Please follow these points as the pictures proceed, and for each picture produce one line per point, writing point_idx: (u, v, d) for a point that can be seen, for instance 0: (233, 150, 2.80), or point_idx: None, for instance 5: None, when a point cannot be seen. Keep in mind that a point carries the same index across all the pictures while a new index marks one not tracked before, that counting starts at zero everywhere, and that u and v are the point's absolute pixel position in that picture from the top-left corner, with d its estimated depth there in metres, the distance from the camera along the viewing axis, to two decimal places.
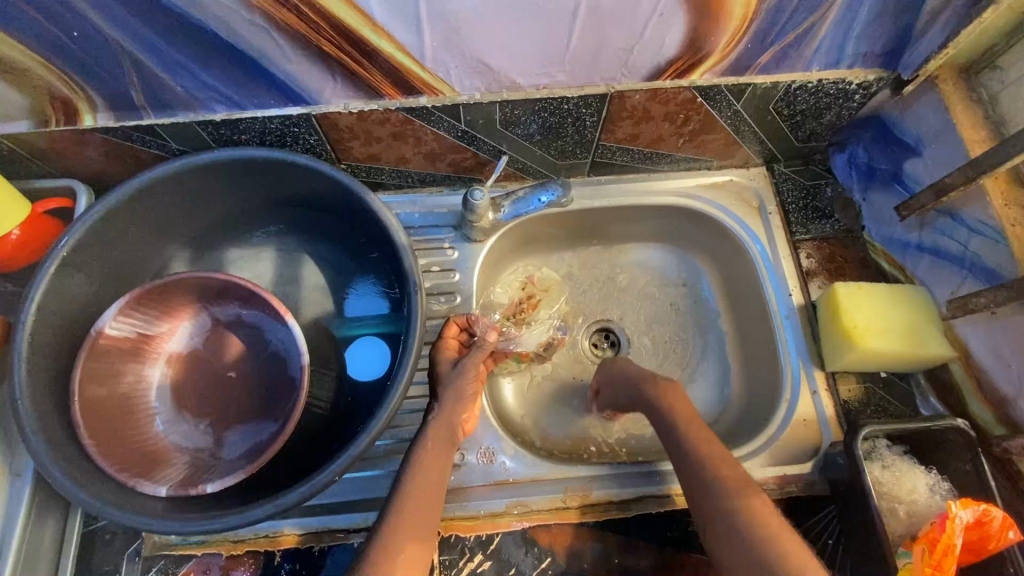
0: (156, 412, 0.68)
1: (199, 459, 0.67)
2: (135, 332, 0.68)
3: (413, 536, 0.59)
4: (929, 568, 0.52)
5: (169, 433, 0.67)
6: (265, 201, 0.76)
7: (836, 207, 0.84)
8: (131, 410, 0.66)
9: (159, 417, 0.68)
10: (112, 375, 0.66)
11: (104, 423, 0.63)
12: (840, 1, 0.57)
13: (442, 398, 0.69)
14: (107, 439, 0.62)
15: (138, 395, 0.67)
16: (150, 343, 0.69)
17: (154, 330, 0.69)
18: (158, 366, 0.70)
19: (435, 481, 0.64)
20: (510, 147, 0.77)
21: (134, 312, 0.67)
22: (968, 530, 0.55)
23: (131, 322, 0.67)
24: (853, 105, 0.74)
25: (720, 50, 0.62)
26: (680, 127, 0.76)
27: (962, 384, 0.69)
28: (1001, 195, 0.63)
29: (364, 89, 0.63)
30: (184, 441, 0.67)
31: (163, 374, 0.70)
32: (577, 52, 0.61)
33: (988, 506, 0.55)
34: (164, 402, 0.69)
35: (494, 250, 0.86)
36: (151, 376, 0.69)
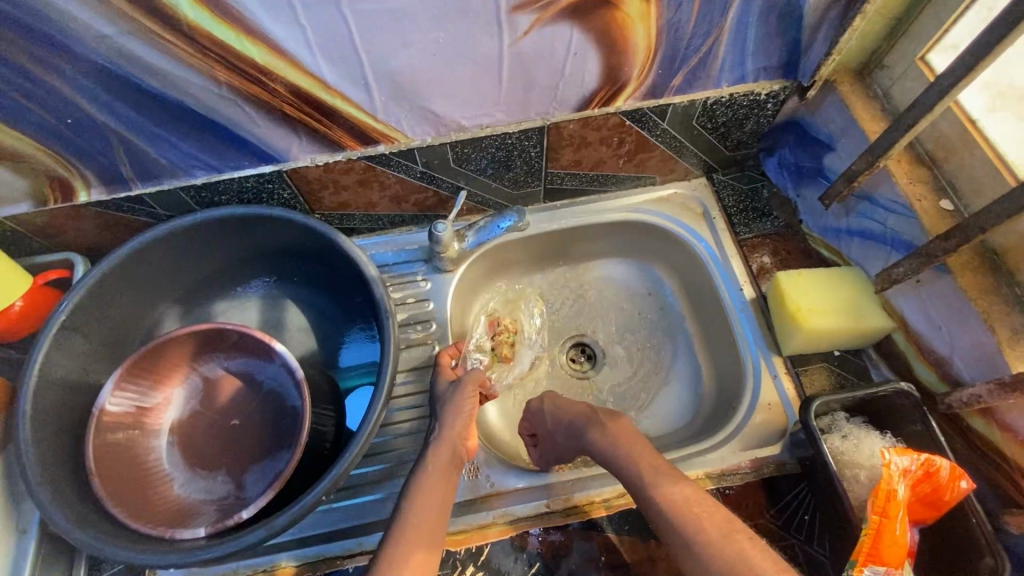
0: (173, 477, 0.71)
1: (224, 505, 0.70)
2: (133, 405, 0.72)
3: (421, 521, 0.60)
4: (875, 513, 0.56)
5: (189, 492, 0.71)
6: (251, 255, 0.82)
7: (774, 206, 0.91)
8: (146, 477, 0.70)
9: (177, 480, 0.71)
10: (122, 447, 0.70)
11: (124, 493, 0.67)
12: (728, 26, 0.66)
13: (443, 417, 0.70)
14: (130, 506, 0.66)
15: (148, 462, 0.71)
16: (148, 415, 0.73)
17: (150, 402, 0.74)
18: (163, 435, 0.73)
19: (444, 479, 0.65)
20: (467, 183, 0.84)
21: (129, 385, 0.72)
22: (919, 482, 0.58)
23: (128, 396, 0.72)
24: (768, 113, 0.83)
25: (636, 78, 0.71)
26: (617, 149, 0.84)
27: (907, 352, 0.73)
28: (906, 175, 0.70)
29: (327, 143, 0.71)
30: (206, 494, 0.71)
31: (170, 443, 0.73)
32: (510, 93, 0.69)
33: (932, 456, 0.58)
34: (177, 466, 0.72)
35: (466, 278, 0.92)
36: (160, 447, 0.73)
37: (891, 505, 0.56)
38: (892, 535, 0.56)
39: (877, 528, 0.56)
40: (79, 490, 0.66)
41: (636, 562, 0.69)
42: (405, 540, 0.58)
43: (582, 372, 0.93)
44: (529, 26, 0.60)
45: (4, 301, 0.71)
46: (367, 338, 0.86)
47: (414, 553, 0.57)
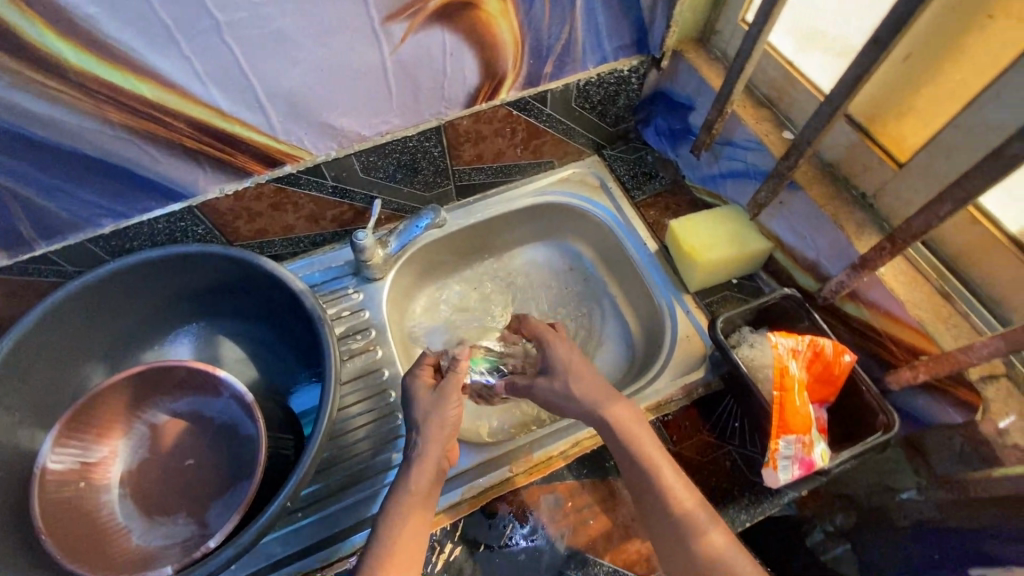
0: (130, 528, 0.72)
1: (188, 544, 0.70)
2: (77, 461, 0.72)
3: (406, 519, 0.62)
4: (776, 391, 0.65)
5: (150, 540, 0.71)
6: (175, 298, 0.82)
7: (659, 168, 1.02)
8: (102, 531, 0.70)
9: (134, 532, 0.72)
10: (73, 506, 0.70)
11: (81, 550, 0.67)
12: (578, 13, 0.76)
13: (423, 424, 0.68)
14: (88, 560, 0.66)
15: (101, 517, 0.71)
16: (94, 470, 0.73)
17: (94, 456, 0.74)
18: (114, 487, 0.74)
19: (425, 482, 0.64)
20: (380, 192, 0.89)
21: (70, 440, 0.72)
22: (812, 363, 0.68)
23: (70, 452, 0.72)
24: (635, 87, 0.94)
25: (512, 70, 0.80)
26: (512, 139, 0.92)
27: (787, 265, 0.84)
28: (752, 117, 0.82)
29: (232, 171, 0.74)
30: (167, 539, 0.71)
31: (122, 495, 0.74)
32: (401, 98, 0.75)
33: (819, 339, 0.68)
34: (133, 518, 0.72)
35: (396, 283, 0.96)
36: (111, 501, 0.73)
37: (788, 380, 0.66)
38: (794, 406, 0.65)
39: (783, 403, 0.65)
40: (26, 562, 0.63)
41: (600, 499, 0.74)
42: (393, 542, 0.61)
43: None
44: (404, 33, 0.67)
45: None
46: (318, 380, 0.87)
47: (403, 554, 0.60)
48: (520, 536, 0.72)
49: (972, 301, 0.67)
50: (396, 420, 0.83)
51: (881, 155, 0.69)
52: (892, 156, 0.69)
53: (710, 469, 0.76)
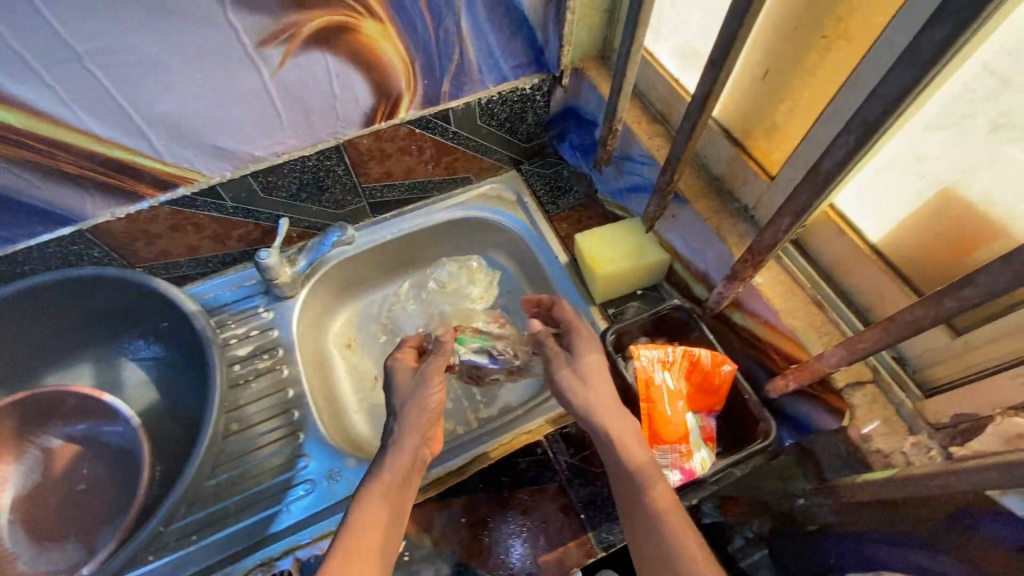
0: (15, 555, 0.71)
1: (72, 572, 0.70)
2: None
3: (378, 505, 0.62)
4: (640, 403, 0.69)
5: (35, 566, 0.71)
6: (75, 322, 0.81)
7: (574, 182, 1.04)
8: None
9: (21, 557, 0.71)
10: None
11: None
12: (466, 34, 0.77)
13: (405, 410, 0.69)
14: None
15: None
16: None
17: None
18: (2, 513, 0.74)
19: (393, 474, 0.64)
20: (286, 211, 0.89)
21: None
22: (689, 374, 0.71)
23: None
24: (541, 104, 0.96)
25: (407, 90, 0.81)
26: (420, 156, 0.93)
27: (685, 277, 0.86)
28: (646, 132, 0.84)
29: (121, 194, 0.74)
30: (54, 565, 0.71)
31: (11, 521, 0.74)
32: (291, 119, 0.76)
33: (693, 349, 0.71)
34: (21, 544, 0.72)
35: (310, 300, 0.96)
36: None
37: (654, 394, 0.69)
38: (662, 418, 0.69)
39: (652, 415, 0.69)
40: None
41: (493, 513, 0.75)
42: (361, 525, 0.60)
43: None
44: (281, 57, 0.68)
45: None
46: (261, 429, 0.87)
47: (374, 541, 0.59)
48: (412, 554, 0.72)
49: (844, 310, 0.69)
50: (299, 439, 0.83)
51: (756, 169, 0.71)
52: (765, 170, 0.71)
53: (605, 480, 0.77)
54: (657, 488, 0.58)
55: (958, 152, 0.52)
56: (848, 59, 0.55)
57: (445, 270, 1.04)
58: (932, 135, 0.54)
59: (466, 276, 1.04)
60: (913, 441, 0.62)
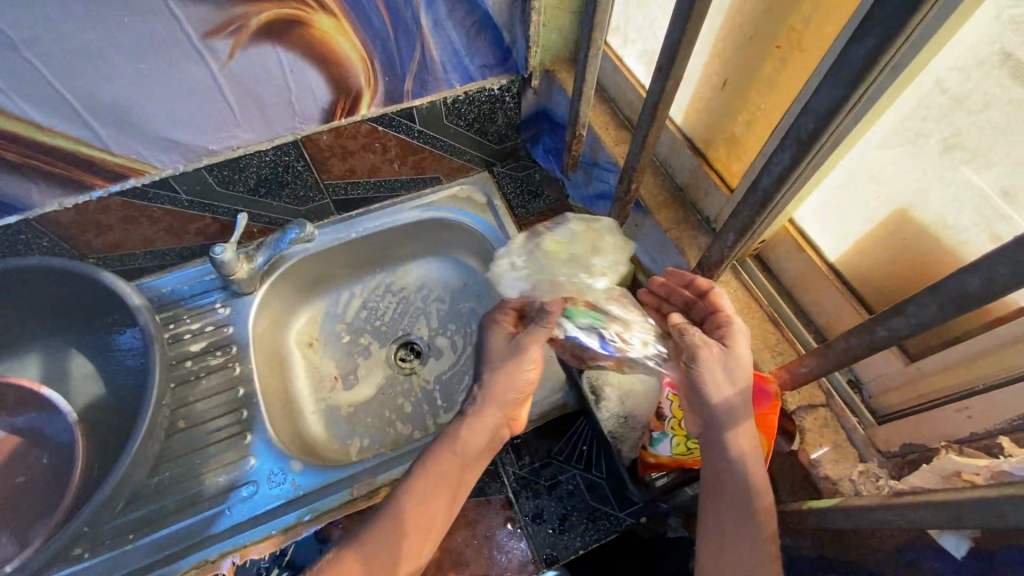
0: None
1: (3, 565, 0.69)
2: None
3: (434, 488, 0.62)
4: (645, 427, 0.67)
5: None
6: (20, 313, 0.79)
7: (546, 186, 1.02)
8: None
9: None
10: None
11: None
12: (427, 32, 0.75)
13: (488, 381, 0.67)
14: None
15: None
16: None
17: None
18: None
19: (449, 456, 0.64)
20: (245, 206, 0.88)
21: None
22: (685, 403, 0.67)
23: None
24: (512, 105, 0.94)
25: (367, 86, 0.79)
26: (385, 155, 0.92)
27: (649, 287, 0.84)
28: (612, 138, 0.82)
29: (67, 184, 0.73)
30: None
31: None
32: (245, 113, 0.75)
33: None
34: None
35: (270, 296, 0.95)
36: None
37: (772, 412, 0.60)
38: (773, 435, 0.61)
39: (769, 429, 0.61)
40: None
41: None
42: (401, 517, 0.61)
43: (410, 368, 0.98)
44: (230, 49, 0.66)
45: None
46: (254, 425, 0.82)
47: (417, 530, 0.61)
48: None
49: (801, 329, 0.66)
50: (246, 440, 0.81)
51: (716, 181, 0.69)
52: (725, 181, 0.69)
53: (553, 493, 0.74)
54: (760, 490, 0.55)
55: (911, 171, 0.50)
56: (801, 70, 0.53)
57: (565, 230, 0.79)
58: (885, 154, 0.51)
59: (590, 242, 0.78)
60: (861, 469, 0.60)
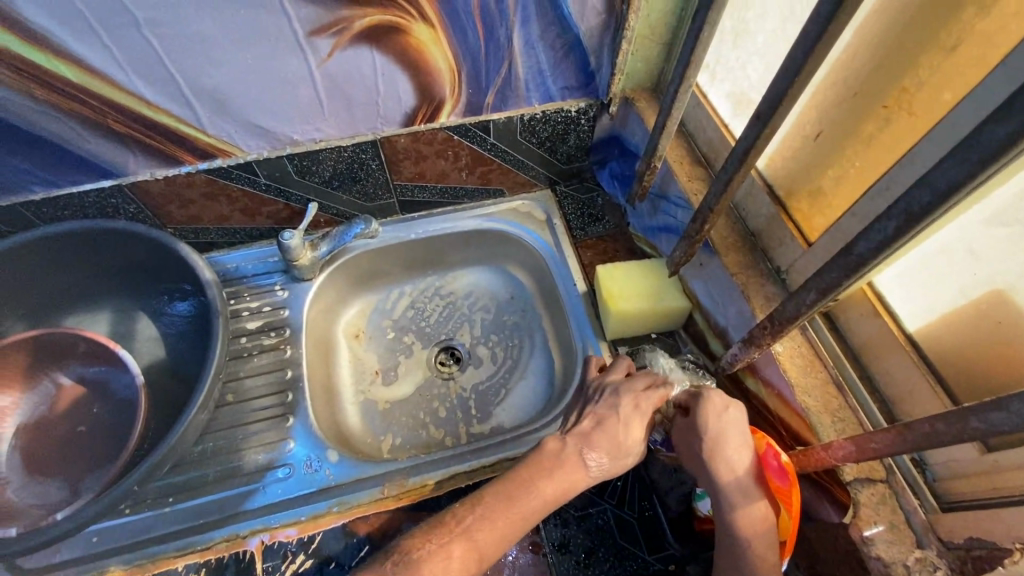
0: (8, 480, 0.73)
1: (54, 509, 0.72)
2: None
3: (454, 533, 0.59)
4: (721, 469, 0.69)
5: (22, 496, 0.73)
6: (104, 271, 0.85)
7: (607, 211, 1.02)
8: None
9: (11, 484, 0.73)
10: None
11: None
12: (517, 50, 0.76)
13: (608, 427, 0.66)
14: None
15: None
16: None
17: None
18: (7, 436, 0.76)
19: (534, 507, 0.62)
20: (317, 197, 0.91)
21: None
22: None
23: None
24: (586, 128, 0.94)
25: (450, 96, 0.81)
26: (455, 163, 0.93)
27: (704, 329, 0.82)
28: (686, 173, 0.81)
29: (161, 158, 0.77)
30: (39, 498, 0.73)
31: (13, 446, 0.76)
32: (333, 110, 0.77)
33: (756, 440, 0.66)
34: (13, 470, 0.74)
35: (326, 286, 0.97)
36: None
37: (793, 489, 0.61)
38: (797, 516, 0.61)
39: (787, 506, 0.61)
40: None
41: None
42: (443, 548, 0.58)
43: (448, 373, 0.99)
44: (330, 49, 0.69)
45: None
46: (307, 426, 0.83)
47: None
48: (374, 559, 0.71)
49: (865, 397, 0.63)
50: (288, 423, 0.83)
51: (793, 232, 0.67)
52: (802, 232, 0.67)
53: (581, 524, 0.73)
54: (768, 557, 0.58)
55: (1018, 253, 0.47)
56: (906, 134, 0.51)
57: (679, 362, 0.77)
58: (989, 232, 0.49)
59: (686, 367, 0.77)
60: (918, 556, 0.57)
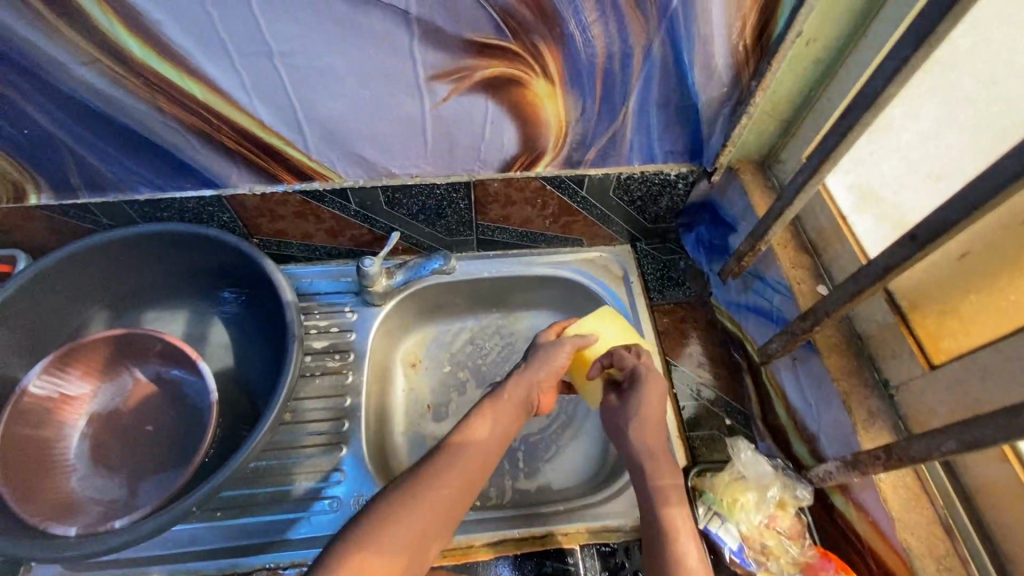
0: (73, 469, 0.74)
1: (112, 508, 0.72)
2: (57, 392, 0.76)
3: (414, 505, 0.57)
4: None
5: (83, 489, 0.73)
6: (189, 273, 0.86)
7: (688, 277, 0.97)
8: (47, 464, 0.72)
9: (76, 474, 0.74)
10: (33, 433, 0.73)
11: (17, 473, 0.69)
12: (630, 112, 0.74)
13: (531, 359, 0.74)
14: (20, 485, 0.68)
15: (54, 452, 0.74)
16: (67, 404, 0.77)
17: (74, 391, 0.78)
18: (79, 426, 0.77)
19: (468, 474, 0.61)
20: (401, 226, 0.90)
21: (57, 371, 0.76)
22: None
23: (53, 381, 0.76)
24: (681, 192, 0.90)
25: (552, 148, 0.79)
26: (541, 210, 0.91)
27: (788, 428, 0.77)
28: (790, 259, 0.76)
29: (263, 176, 0.78)
30: (99, 493, 0.73)
31: (83, 435, 0.77)
32: (435, 149, 0.77)
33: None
34: (82, 460, 0.75)
35: (393, 314, 0.97)
36: (71, 438, 0.76)
37: None
38: None
39: None
40: None
41: None
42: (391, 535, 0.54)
43: None
44: (447, 93, 0.68)
45: None
46: (357, 462, 0.82)
47: (366, 567, 0.52)
48: None
49: (977, 547, 0.57)
50: (341, 452, 0.82)
51: (914, 349, 0.61)
52: (925, 351, 0.61)
53: None
54: None
55: None
56: None
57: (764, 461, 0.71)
58: None
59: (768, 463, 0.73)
60: None
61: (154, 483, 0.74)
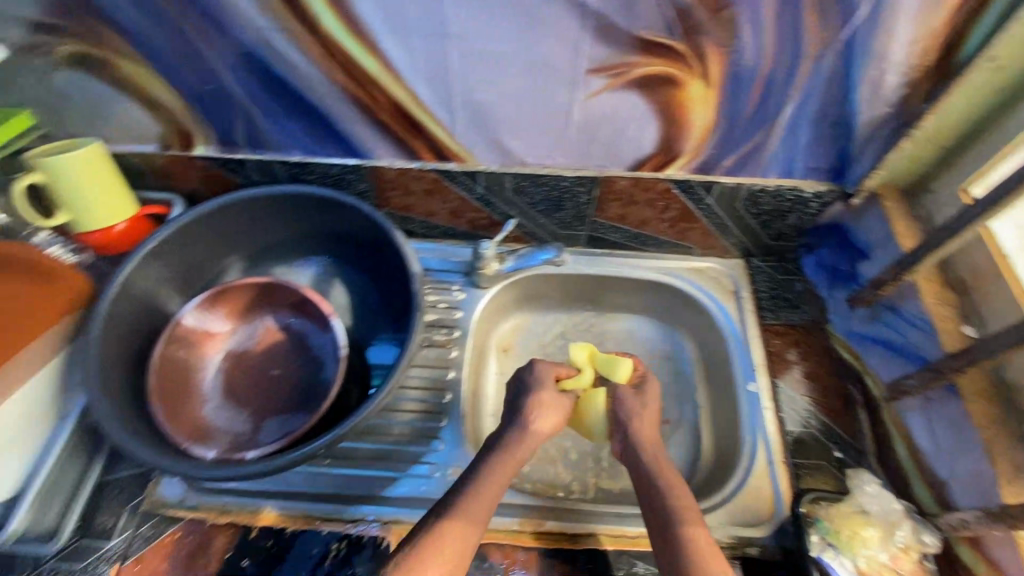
0: (208, 398, 0.81)
1: (238, 439, 0.78)
2: (202, 327, 0.84)
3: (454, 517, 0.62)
4: None
5: (214, 416, 0.79)
6: (321, 234, 0.92)
7: (804, 299, 0.93)
8: (187, 391, 0.80)
9: (209, 403, 0.80)
10: (179, 360, 0.81)
11: (165, 395, 0.77)
12: (781, 124, 0.72)
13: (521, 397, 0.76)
14: (166, 406, 0.76)
15: (194, 380, 0.81)
16: (208, 339, 0.85)
17: (215, 329, 0.85)
18: (217, 360, 0.84)
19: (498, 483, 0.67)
20: (520, 213, 0.92)
21: (205, 309, 0.84)
22: None
23: (201, 317, 0.84)
24: (812, 212, 0.87)
25: (690, 152, 0.78)
26: (662, 214, 0.90)
27: (910, 469, 0.74)
28: (934, 295, 0.73)
29: (407, 152, 0.82)
30: (227, 424, 0.79)
31: (219, 369, 0.84)
32: (574, 141, 0.78)
33: None
34: (215, 391, 0.82)
35: (497, 297, 0.99)
36: (209, 370, 0.83)
37: None
38: None
39: None
40: (133, 392, 0.75)
41: None
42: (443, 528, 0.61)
43: None
44: (602, 87, 0.69)
45: (110, 220, 0.83)
46: (456, 434, 0.84)
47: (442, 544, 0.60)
48: None
49: None
50: (441, 422, 0.85)
51: None
52: None
53: None
54: None
55: None
56: None
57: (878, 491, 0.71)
58: None
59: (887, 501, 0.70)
60: None
61: (275, 423, 0.80)
